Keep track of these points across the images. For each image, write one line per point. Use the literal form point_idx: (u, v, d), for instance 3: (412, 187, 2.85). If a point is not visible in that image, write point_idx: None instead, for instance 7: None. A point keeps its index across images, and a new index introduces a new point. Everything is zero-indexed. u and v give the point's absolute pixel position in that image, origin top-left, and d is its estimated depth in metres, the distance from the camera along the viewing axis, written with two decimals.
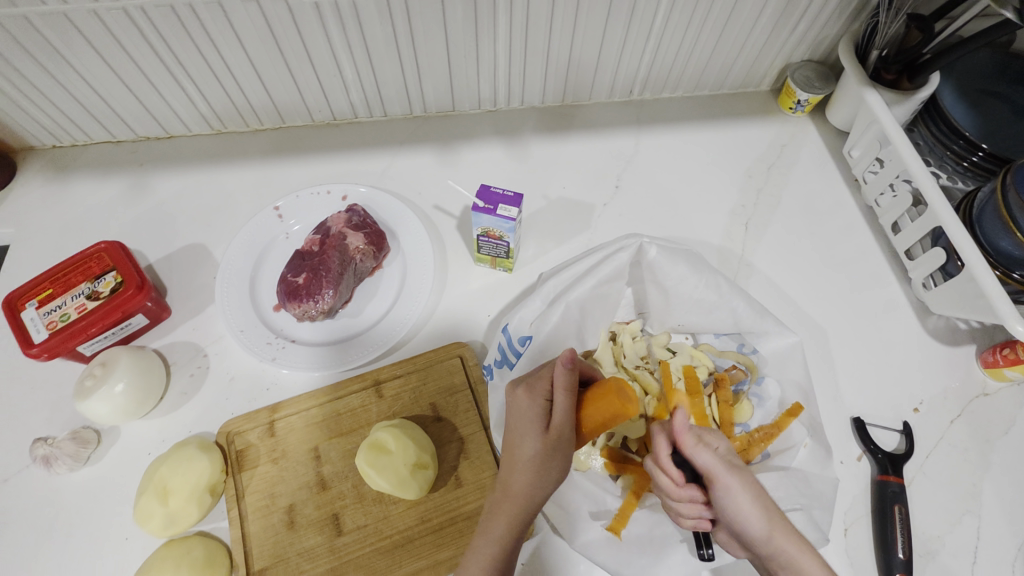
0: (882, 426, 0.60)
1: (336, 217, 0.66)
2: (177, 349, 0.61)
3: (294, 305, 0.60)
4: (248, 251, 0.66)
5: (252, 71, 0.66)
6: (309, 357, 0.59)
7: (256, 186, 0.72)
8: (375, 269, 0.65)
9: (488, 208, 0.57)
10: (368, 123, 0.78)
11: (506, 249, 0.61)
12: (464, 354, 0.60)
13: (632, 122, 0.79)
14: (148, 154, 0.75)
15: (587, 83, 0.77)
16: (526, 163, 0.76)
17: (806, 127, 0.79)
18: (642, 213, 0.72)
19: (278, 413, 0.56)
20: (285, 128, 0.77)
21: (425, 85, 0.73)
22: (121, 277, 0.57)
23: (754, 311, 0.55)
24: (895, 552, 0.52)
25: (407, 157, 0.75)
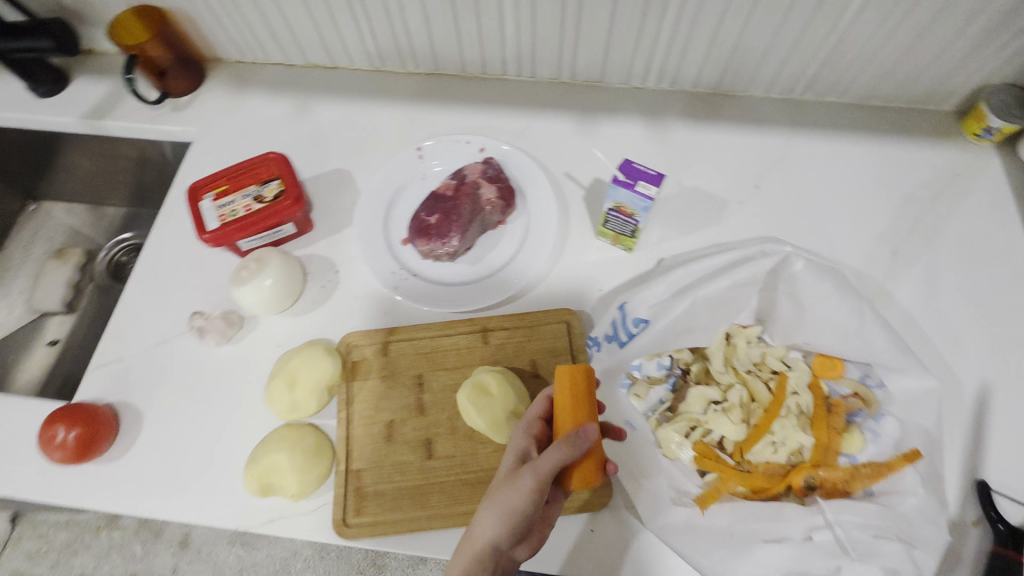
0: (1007, 497, 0.54)
1: (472, 166, 0.68)
2: (314, 261, 0.67)
3: (423, 242, 0.64)
4: (388, 184, 0.70)
5: (422, 15, 0.69)
6: (427, 294, 0.63)
7: (403, 125, 0.77)
8: (500, 224, 0.68)
9: (627, 183, 0.56)
10: (515, 82, 0.79)
11: (633, 228, 0.61)
12: (571, 321, 0.61)
13: (785, 122, 0.75)
14: (314, 80, 0.81)
15: (747, 73, 0.73)
16: (664, 146, 0.74)
17: (988, 159, 0.71)
18: (779, 219, 0.69)
19: (393, 336, 0.61)
20: (437, 75, 0.80)
21: (580, 51, 0.73)
22: (283, 187, 0.63)
23: (893, 345, 0.50)
24: None
25: (547, 121, 0.76)
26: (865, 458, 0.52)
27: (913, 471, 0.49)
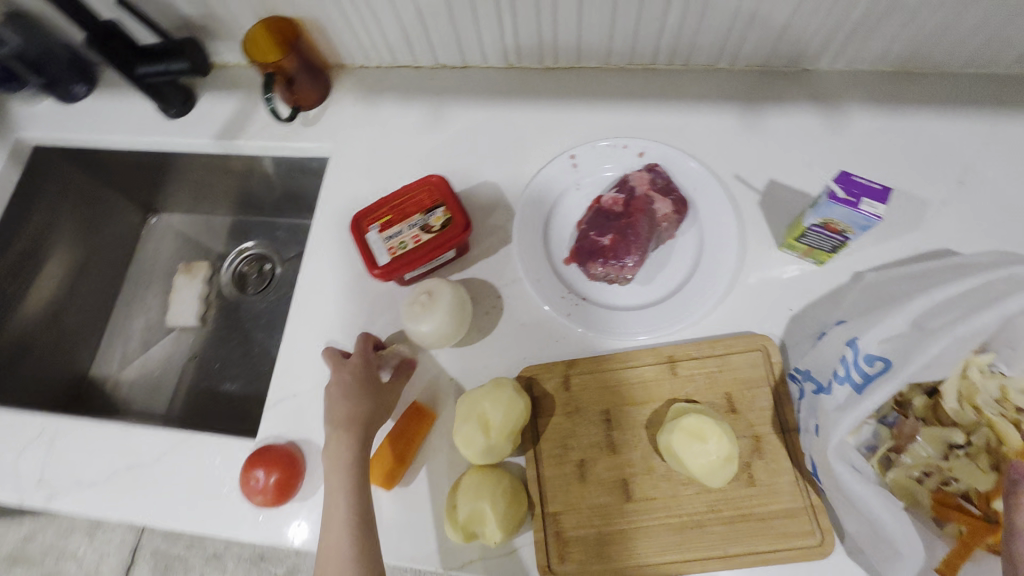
0: None
1: (637, 176, 0.64)
2: (474, 285, 0.64)
3: (597, 266, 0.60)
4: (544, 198, 0.66)
5: (579, 7, 0.63)
6: (602, 319, 0.60)
7: (546, 128, 0.71)
8: (670, 237, 0.63)
9: (849, 200, 0.50)
10: (663, 72, 0.72)
11: (838, 243, 0.55)
12: (766, 349, 0.56)
13: (990, 104, 0.65)
14: (445, 82, 0.76)
15: (948, 51, 0.64)
16: (846, 138, 0.66)
17: None
18: (990, 221, 0.61)
19: (573, 368, 0.58)
20: (577, 68, 0.74)
21: (751, 35, 0.65)
22: (450, 215, 0.59)
23: None
24: None
25: (706, 116, 0.69)
26: None
27: None
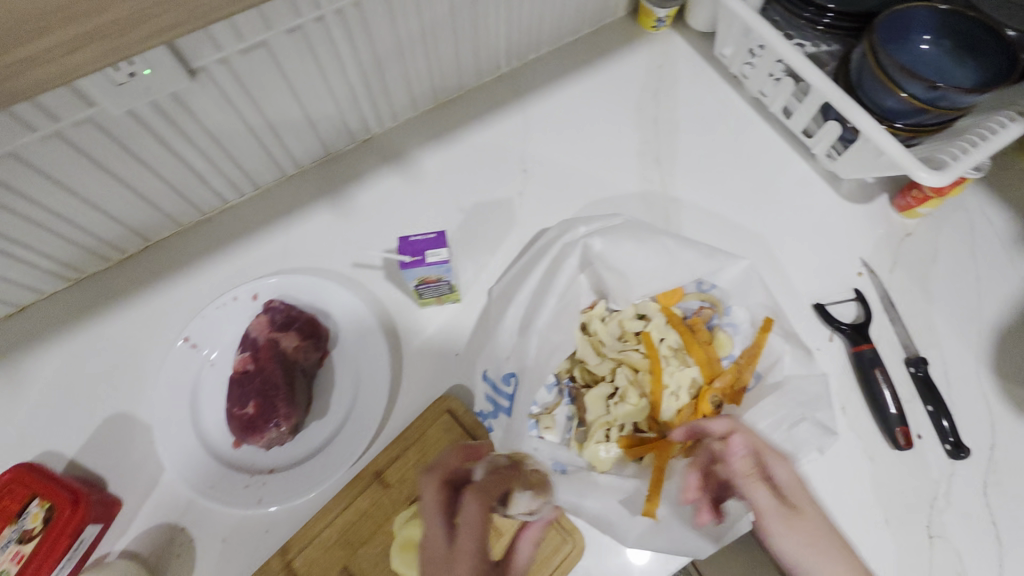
0: (839, 301, 0.64)
1: (255, 324, 0.60)
2: (150, 537, 0.55)
3: (256, 437, 0.54)
4: (176, 400, 0.58)
5: (86, 206, 0.56)
6: (296, 482, 0.55)
7: (148, 322, 0.63)
8: (323, 358, 0.60)
9: (416, 260, 0.53)
10: (243, 203, 0.69)
11: (448, 286, 0.58)
12: (452, 408, 0.58)
13: (512, 96, 0.75)
14: (6, 337, 0.62)
15: (453, 75, 0.71)
16: (425, 180, 0.70)
17: (674, 40, 0.78)
18: (560, 188, 0.70)
19: (291, 552, 0.53)
20: (152, 245, 0.67)
21: (286, 141, 0.65)
22: (46, 502, 0.50)
23: (702, 255, 0.56)
24: (887, 409, 0.58)
25: (302, 225, 0.67)
26: (738, 351, 0.59)
27: (776, 336, 0.56)
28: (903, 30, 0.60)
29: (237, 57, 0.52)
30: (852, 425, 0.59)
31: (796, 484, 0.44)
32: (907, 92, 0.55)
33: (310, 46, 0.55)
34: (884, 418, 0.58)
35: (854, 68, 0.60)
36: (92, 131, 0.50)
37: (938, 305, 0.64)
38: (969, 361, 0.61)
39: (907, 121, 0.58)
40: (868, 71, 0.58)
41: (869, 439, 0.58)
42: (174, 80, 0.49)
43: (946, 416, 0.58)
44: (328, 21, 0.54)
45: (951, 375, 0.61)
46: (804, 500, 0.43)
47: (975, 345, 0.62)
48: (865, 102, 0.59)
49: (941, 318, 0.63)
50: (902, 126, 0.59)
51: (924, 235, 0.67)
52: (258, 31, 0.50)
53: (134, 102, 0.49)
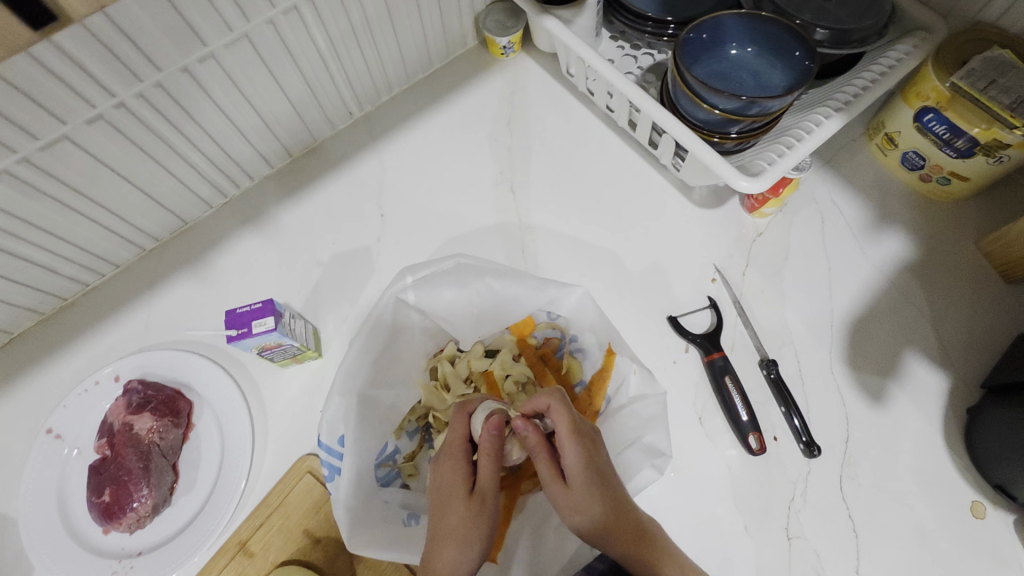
0: (694, 310, 0.64)
1: (114, 408, 0.60)
2: None
3: (117, 522, 0.56)
4: (42, 493, 0.59)
5: None
6: (158, 561, 0.55)
7: (18, 415, 0.64)
8: (187, 433, 0.61)
9: (243, 332, 0.54)
10: (105, 284, 0.70)
11: (295, 348, 0.59)
12: (313, 467, 0.59)
13: (368, 141, 0.76)
14: None
15: (302, 129, 0.72)
16: (285, 238, 0.71)
17: (525, 64, 0.79)
18: (417, 230, 0.70)
19: None
20: (18, 336, 0.68)
21: (134, 219, 0.66)
22: None
23: (531, 289, 0.57)
24: (740, 417, 0.58)
25: (163, 297, 0.69)
26: (589, 375, 0.59)
27: (622, 358, 0.57)
28: (713, 38, 0.61)
29: (39, 154, 0.53)
30: (710, 435, 0.59)
31: (578, 467, 0.47)
32: (717, 107, 0.57)
33: (121, 130, 0.56)
34: (737, 425, 0.58)
35: (671, 87, 0.62)
36: None
37: (791, 302, 0.64)
38: (823, 356, 0.62)
39: (738, 128, 0.59)
40: (680, 91, 0.59)
41: (727, 447, 0.59)
42: None
43: (797, 415, 0.58)
44: (132, 105, 0.55)
45: (805, 372, 0.61)
46: (578, 483, 0.47)
47: (829, 339, 0.62)
48: (688, 119, 0.61)
49: (794, 314, 0.64)
50: (733, 135, 0.60)
51: (776, 232, 0.68)
52: (51, 125, 0.51)
53: None
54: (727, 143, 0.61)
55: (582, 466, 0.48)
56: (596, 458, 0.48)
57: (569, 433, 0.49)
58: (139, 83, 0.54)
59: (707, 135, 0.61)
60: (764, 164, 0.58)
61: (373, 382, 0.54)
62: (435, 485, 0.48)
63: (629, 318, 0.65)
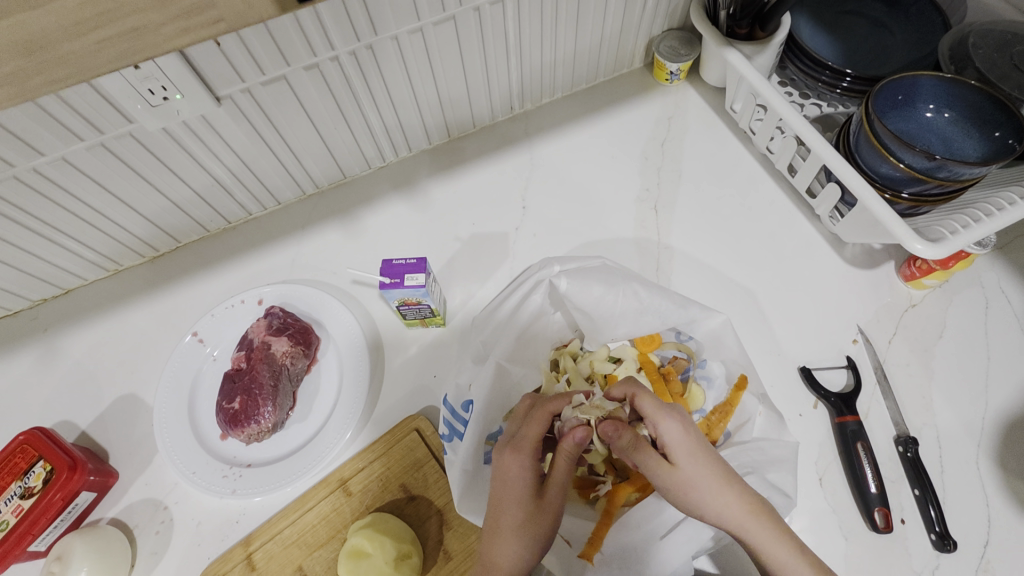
0: (829, 367, 0.61)
1: (256, 326, 0.65)
2: (136, 511, 0.59)
3: (238, 431, 0.59)
4: (176, 386, 0.63)
5: (125, 206, 0.65)
6: (267, 477, 0.58)
7: (170, 314, 0.71)
8: (311, 364, 0.64)
9: (395, 282, 0.57)
10: (265, 216, 0.76)
11: (430, 310, 0.61)
12: (420, 426, 0.60)
13: (522, 137, 0.79)
14: (50, 317, 0.71)
15: (467, 114, 0.77)
16: (430, 209, 0.75)
17: (687, 93, 0.80)
18: (555, 228, 0.72)
19: (253, 544, 0.56)
20: (182, 246, 0.75)
21: (308, 164, 0.72)
22: (50, 465, 0.56)
23: (674, 305, 0.56)
24: (868, 487, 0.54)
25: (312, 240, 0.74)
26: (711, 405, 0.57)
27: (750, 396, 0.54)
28: (906, 97, 0.60)
29: (260, 88, 0.59)
30: (827, 499, 0.56)
31: (679, 439, 0.47)
32: (904, 162, 0.55)
33: (327, 80, 0.62)
34: (863, 496, 0.54)
35: (852, 136, 0.61)
36: (129, 144, 0.58)
37: (940, 384, 0.60)
38: (969, 449, 0.56)
39: (913, 190, 0.58)
40: (864, 138, 0.58)
41: (844, 516, 0.55)
42: (202, 105, 0.57)
43: (933, 504, 0.53)
44: (343, 60, 0.60)
45: (945, 460, 0.56)
46: (680, 457, 0.46)
47: (977, 432, 0.57)
48: (863, 169, 0.60)
49: (941, 396, 0.59)
50: (905, 196, 0.58)
51: (932, 306, 0.64)
52: (278, 65, 0.57)
53: (166, 121, 0.57)
54: (897, 203, 0.60)
55: (685, 445, 0.47)
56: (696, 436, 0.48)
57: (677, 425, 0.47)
58: (355, 42, 0.59)
59: (880, 189, 0.59)
60: (944, 231, 0.55)
61: (506, 357, 0.55)
62: (500, 477, 0.48)
63: (756, 359, 0.63)
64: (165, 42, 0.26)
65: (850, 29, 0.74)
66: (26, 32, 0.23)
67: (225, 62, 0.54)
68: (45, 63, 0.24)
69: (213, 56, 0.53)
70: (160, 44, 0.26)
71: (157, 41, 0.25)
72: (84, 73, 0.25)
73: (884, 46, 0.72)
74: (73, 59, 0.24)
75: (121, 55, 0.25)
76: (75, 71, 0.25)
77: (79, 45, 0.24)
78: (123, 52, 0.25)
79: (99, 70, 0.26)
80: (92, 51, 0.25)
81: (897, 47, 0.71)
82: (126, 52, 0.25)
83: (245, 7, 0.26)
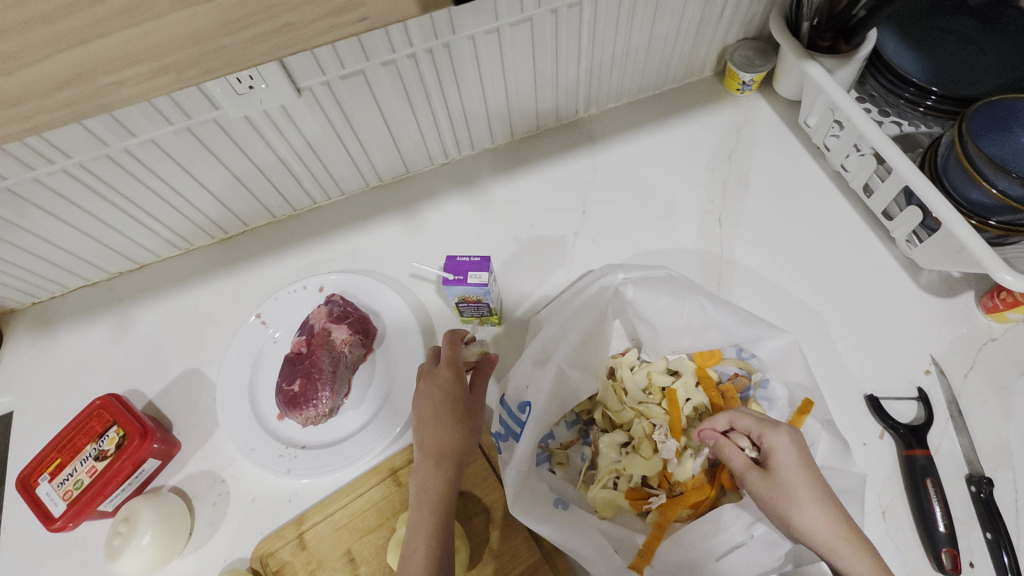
0: (898, 398, 0.59)
1: (317, 312, 0.66)
2: (195, 482, 0.62)
3: (296, 413, 0.61)
4: (241, 365, 0.66)
5: (202, 188, 0.67)
6: (321, 460, 0.60)
7: (235, 295, 0.74)
8: (367, 354, 0.66)
9: (458, 279, 0.57)
10: (329, 205, 0.78)
11: (488, 308, 0.62)
12: None
13: (585, 141, 0.79)
14: (125, 289, 0.75)
15: (532, 116, 0.77)
16: (489, 208, 0.76)
17: (757, 105, 0.78)
18: (614, 235, 0.72)
19: (305, 524, 0.58)
20: (249, 230, 0.77)
21: (374, 157, 0.73)
22: (123, 430, 0.58)
23: (740, 322, 0.55)
24: (936, 526, 0.52)
25: (373, 231, 0.76)
26: None
27: (814, 421, 0.53)
28: (1003, 120, 0.57)
29: (338, 81, 0.61)
30: (889, 535, 0.53)
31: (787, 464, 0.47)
32: (997, 188, 0.53)
33: (402, 76, 0.63)
34: (930, 535, 0.52)
35: (940, 158, 0.59)
36: (212, 129, 0.60)
37: (1018, 424, 0.56)
38: None
39: (1002, 218, 0.55)
40: (954, 161, 0.56)
41: (908, 555, 0.53)
42: (283, 95, 0.59)
43: (1007, 549, 0.51)
44: (420, 57, 0.61)
45: (1022, 506, 0.53)
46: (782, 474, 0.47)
47: None
48: (950, 194, 0.57)
49: (1019, 438, 0.56)
50: (993, 224, 0.55)
51: (1014, 342, 0.60)
52: (358, 59, 0.59)
53: (249, 108, 0.59)
54: (984, 231, 0.57)
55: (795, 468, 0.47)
56: (812, 470, 0.46)
57: (789, 450, 0.47)
58: (434, 40, 0.60)
59: (966, 216, 0.57)
60: None
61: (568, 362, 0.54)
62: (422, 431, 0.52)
63: (821, 382, 0.61)
64: (312, 37, 0.28)
65: (939, 46, 0.70)
66: (192, 26, 0.26)
67: (309, 54, 0.56)
68: (202, 54, 0.27)
69: None
70: (309, 39, 0.28)
71: (306, 36, 0.28)
72: (236, 64, 0.28)
73: (975, 65, 0.69)
74: (225, 53, 0.27)
75: (271, 49, 0.28)
76: (229, 62, 0.28)
77: (238, 39, 0.27)
78: (271, 46, 0.27)
79: (246, 62, 0.28)
80: (247, 45, 0.27)
81: (989, 67, 0.68)
82: (275, 46, 0.28)
83: (389, 6, 0.28)
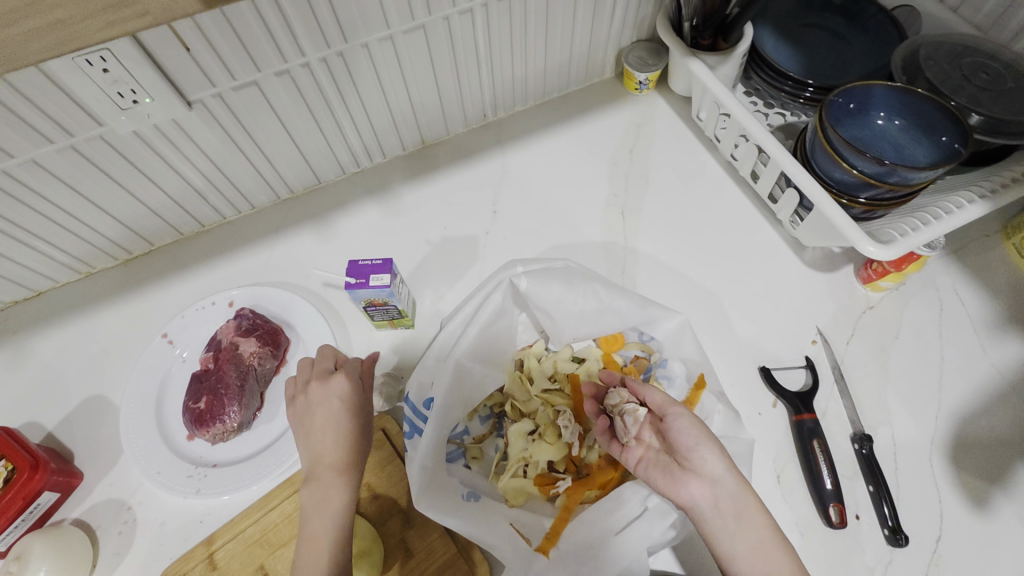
0: (789, 368, 0.63)
1: (225, 327, 0.65)
2: (99, 512, 0.59)
3: (203, 431, 0.60)
4: (146, 387, 0.64)
5: (97, 209, 0.65)
6: (231, 477, 0.58)
7: (142, 317, 0.72)
8: (279, 366, 0.65)
9: (360, 283, 0.57)
10: (239, 219, 0.77)
11: (397, 310, 0.62)
12: (387, 426, 0.60)
13: (494, 144, 0.81)
14: (21, 319, 0.71)
15: (440, 121, 0.78)
16: (402, 213, 0.76)
17: (655, 102, 0.82)
18: (524, 233, 0.74)
19: (215, 543, 0.56)
20: (156, 249, 0.75)
21: (281, 168, 0.73)
22: (13, 464, 0.56)
23: (635, 306, 0.57)
24: (824, 483, 0.55)
25: (286, 243, 0.75)
26: None
27: (709, 395, 0.55)
28: (860, 105, 0.62)
29: (231, 93, 0.60)
30: (784, 497, 0.57)
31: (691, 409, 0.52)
32: (856, 167, 0.57)
33: (298, 86, 0.63)
34: (819, 492, 0.55)
35: (809, 143, 0.63)
36: (99, 146, 0.59)
37: (894, 383, 0.61)
38: (923, 447, 0.58)
39: (868, 195, 0.59)
40: (818, 146, 0.61)
41: (801, 513, 0.56)
42: (173, 108, 0.58)
43: (887, 499, 0.55)
44: (315, 67, 0.62)
45: (899, 458, 0.57)
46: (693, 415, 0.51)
47: (932, 431, 0.58)
48: (820, 176, 0.62)
49: (896, 395, 0.60)
50: (861, 201, 0.60)
51: (889, 309, 0.65)
52: (249, 70, 0.58)
53: (137, 123, 0.58)
54: (854, 208, 0.61)
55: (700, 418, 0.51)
56: None
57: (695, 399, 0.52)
58: (326, 49, 0.60)
59: (836, 195, 0.61)
60: (895, 233, 0.57)
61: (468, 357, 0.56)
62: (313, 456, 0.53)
63: (719, 359, 0.64)
64: (90, 35, 0.27)
65: (811, 41, 0.76)
66: None
67: (194, 66, 0.56)
68: None
69: (183, 61, 0.54)
70: (92, 36, 0.28)
71: (86, 32, 0.27)
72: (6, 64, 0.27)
73: (843, 58, 0.74)
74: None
75: (48, 47, 0.27)
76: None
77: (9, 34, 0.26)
78: (49, 43, 0.27)
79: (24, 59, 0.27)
80: (21, 43, 0.26)
81: (854, 58, 0.74)
82: (51, 44, 0.27)
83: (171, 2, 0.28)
